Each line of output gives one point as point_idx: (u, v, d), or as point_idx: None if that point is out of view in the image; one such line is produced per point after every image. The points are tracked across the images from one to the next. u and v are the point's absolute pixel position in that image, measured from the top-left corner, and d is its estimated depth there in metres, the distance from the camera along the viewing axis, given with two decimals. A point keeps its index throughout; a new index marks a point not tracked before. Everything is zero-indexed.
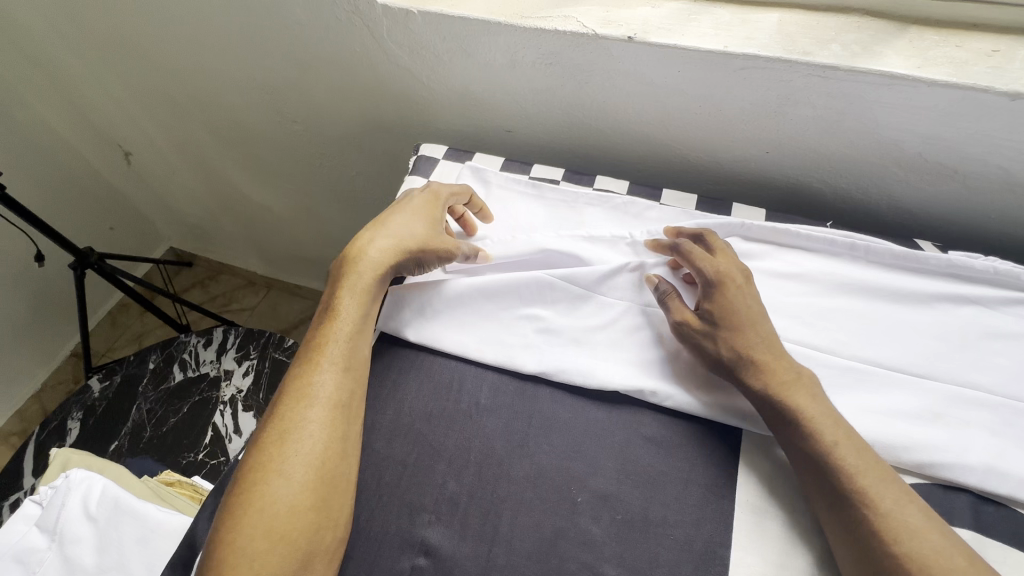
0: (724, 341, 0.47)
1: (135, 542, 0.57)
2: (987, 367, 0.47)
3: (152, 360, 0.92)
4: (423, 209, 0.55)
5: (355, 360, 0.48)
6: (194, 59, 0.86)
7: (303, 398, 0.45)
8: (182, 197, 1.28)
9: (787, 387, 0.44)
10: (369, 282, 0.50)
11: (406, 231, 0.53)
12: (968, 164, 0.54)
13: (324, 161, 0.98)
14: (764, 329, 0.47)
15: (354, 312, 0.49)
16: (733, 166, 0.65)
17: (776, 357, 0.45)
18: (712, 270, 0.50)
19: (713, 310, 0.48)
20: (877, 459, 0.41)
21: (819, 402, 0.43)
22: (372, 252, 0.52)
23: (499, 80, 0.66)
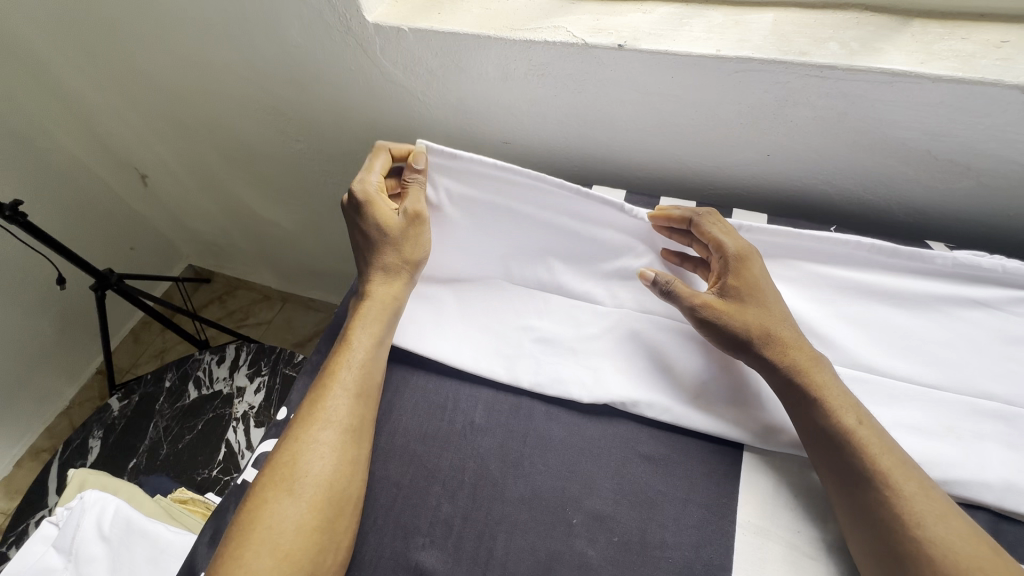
0: (754, 318, 0.45)
1: (146, 562, 0.58)
2: (1003, 376, 0.45)
3: (168, 379, 0.94)
4: (376, 219, 0.52)
5: (369, 387, 0.48)
6: (201, 85, 0.88)
7: (317, 420, 0.45)
8: (197, 215, 1.31)
9: (815, 363, 0.44)
10: (380, 316, 0.51)
11: (390, 248, 0.53)
12: (981, 159, 0.52)
13: (329, 179, 1.00)
14: (779, 305, 0.47)
15: (366, 342, 0.49)
16: (733, 172, 0.63)
17: (795, 334, 0.45)
18: (735, 245, 0.48)
19: (741, 287, 0.47)
20: (898, 446, 0.40)
21: (837, 382, 0.43)
22: (379, 287, 0.52)
23: (493, 93, 0.66)
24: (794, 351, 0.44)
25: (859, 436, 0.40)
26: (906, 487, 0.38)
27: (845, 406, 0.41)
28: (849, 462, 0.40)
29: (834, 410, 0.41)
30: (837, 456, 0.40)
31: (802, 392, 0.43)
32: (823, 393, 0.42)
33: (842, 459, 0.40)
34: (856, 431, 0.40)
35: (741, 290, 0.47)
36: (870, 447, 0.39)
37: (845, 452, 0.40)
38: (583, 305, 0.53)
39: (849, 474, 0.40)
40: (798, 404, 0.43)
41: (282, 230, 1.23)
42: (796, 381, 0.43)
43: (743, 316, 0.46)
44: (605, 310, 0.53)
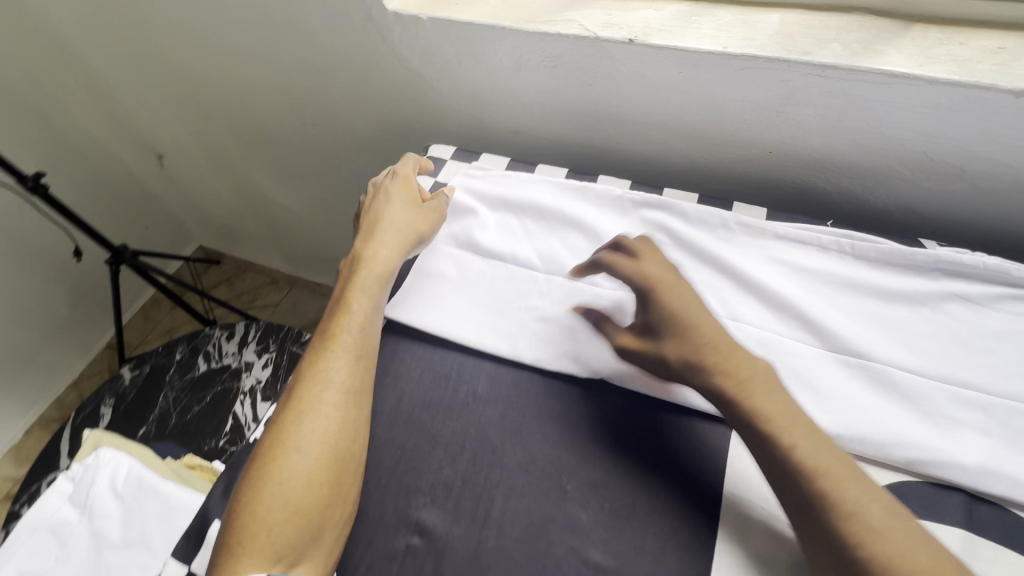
0: (674, 349, 0.45)
1: (156, 519, 0.60)
2: (983, 366, 0.47)
3: (179, 351, 0.97)
4: (402, 193, 0.60)
5: (366, 349, 0.50)
6: (223, 68, 0.91)
7: (319, 382, 0.48)
8: (210, 196, 1.34)
9: (743, 389, 0.42)
10: (380, 282, 0.54)
11: (402, 219, 0.58)
12: (973, 162, 0.54)
13: (341, 163, 1.02)
14: (703, 327, 0.44)
15: (366, 307, 0.52)
16: (734, 166, 0.65)
17: (717, 360, 0.43)
18: (638, 278, 0.48)
19: (654, 317, 0.47)
20: (844, 465, 0.38)
21: (775, 399, 0.41)
22: (382, 250, 0.55)
23: (505, 83, 0.69)
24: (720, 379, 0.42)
25: (806, 457, 0.38)
26: (862, 515, 0.35)
27: (788, 426, 0.39)
28: (799, 492, 0.37)
29: (782, 438, 0.39)
30: (786, 485, 0.38)
31: (745, 417, 0.41)
32: (763, 417, 0.40)
33: (795, 491, 0.38)
34: (806, 459, 0.38)
35: (653, 323, 0.46)
36: (821, 470, 0.37)
37: (793, 482, 0.38)
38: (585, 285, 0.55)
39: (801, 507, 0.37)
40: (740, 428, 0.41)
41: (294, 214, 1.25)
42: (733, 409, 0.42)
43: (660, 351, 0.46)
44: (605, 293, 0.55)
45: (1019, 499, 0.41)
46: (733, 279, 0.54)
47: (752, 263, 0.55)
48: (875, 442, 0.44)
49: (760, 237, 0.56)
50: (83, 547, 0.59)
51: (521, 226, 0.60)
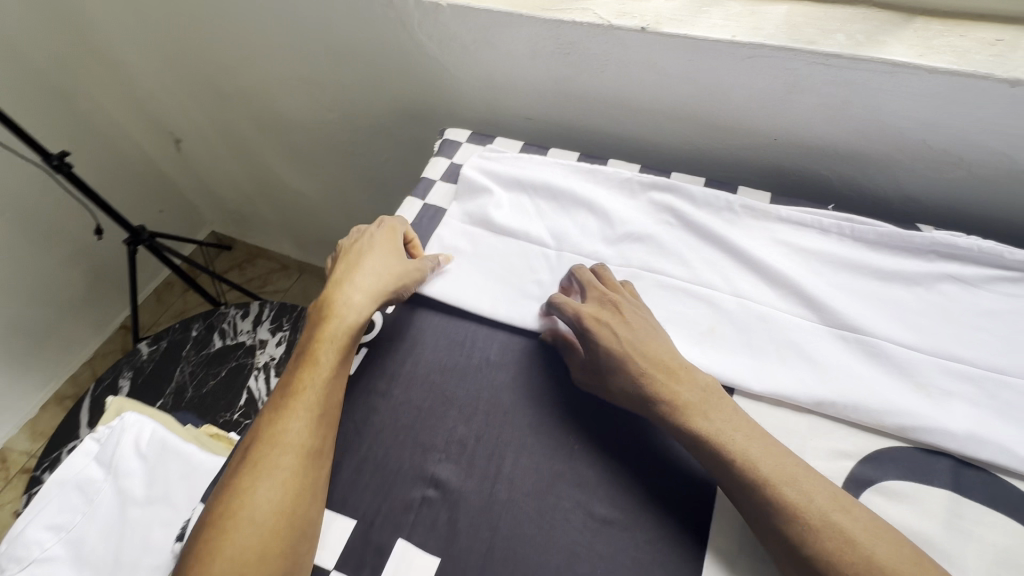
0: (615, 383, 0.47)
1: (179, 478, 0.63)
2: (973, 342, 0.49)
3: (195, 328, 1.00)
4: (384, 243, 0.57)
5: (329, 406, 0.48)
6: (244, 54, 0.94)
7: (276, 443, 0.45)
8: (224, 182, 1.37)
9: (686, 412, 0.44)
10: (348, 335, 0.51)
11: (382, 268, 0.55)
12: (969, 150, 0.56)
13: (355, 149, 1.05)
14: (636, 361, 0.46)
15: (331, 361, 0.49)
16: (739, 153, 0.67)
17: (652, 395, 0.45)
18: (573, 314, 0.50)
19: (594, 354, 0.49)
20: (794, 464, 0.41)
21: (721, 417, 0.43)
22: (356, 304, 0.52)
23: (520, 69, 0.71)
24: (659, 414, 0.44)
25: (753, 467, 0.40)
26: (810, 516, 0.38)
27: (732, 444, 0.41)
28: (752, 500, 0.40)
29: (727, 455, 0.41)
30: (738, 493, 0.41)
31: (690, 442, 0.43)
32: (706, 440, 0.42)
33: (748, 499, 0.40)
34: (752, 471, 0.40)
35: (593, 359, 0.49)
36: (767, 478, 0.40)
37: (744, 491, 0.40)
38: (593, 262, 0.58)
39: (755, 513, 0.40)
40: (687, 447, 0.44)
41: (307, 199, 1.28)
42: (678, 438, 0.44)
43: (605, 385, 0.48)
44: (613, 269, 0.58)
45: (1004, 464, 0.44)
46: (737, 257, 0.57)
47: (756, 242, 0.57)
48: (869, 410, 0.46)
49: (764, 220, 0.58)
50: (109, 503, 0.62)
51: (532, 206, 0.63)
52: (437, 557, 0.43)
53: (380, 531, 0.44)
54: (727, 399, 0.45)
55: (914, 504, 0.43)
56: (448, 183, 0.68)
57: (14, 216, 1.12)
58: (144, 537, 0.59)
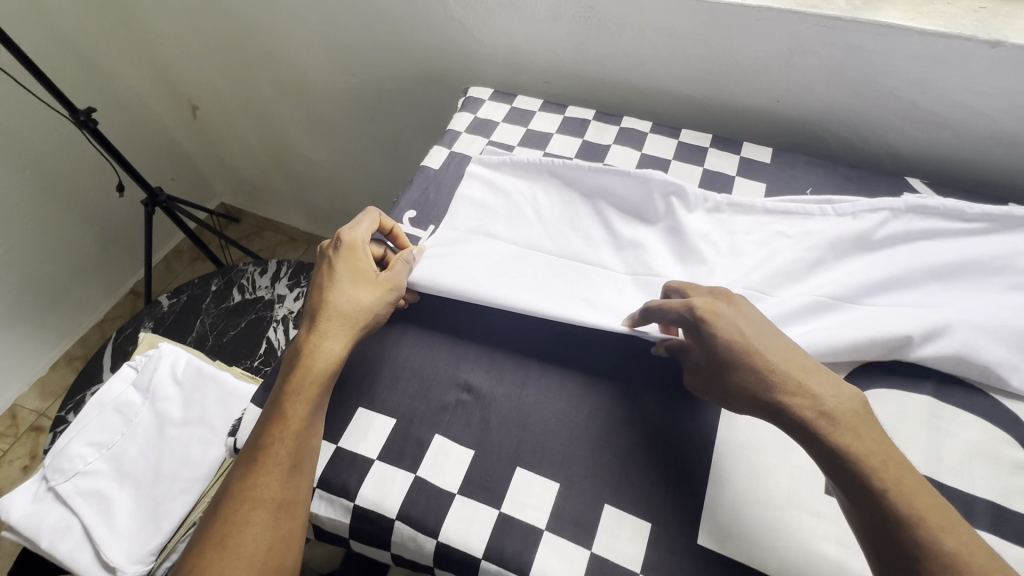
0: (749, 391, 0.42)
1: (214, 402, 0.66)
2: (949, 289, 0.53)
3: (214, 283, 1.03)
4: (350, 269, 0.52)
5: (303, 452, 0.45)
6: (270, 17, 0.97)
7: (247, 499, 0.42)
8: (238, 150, 1.39)
9: (838, 421, 0.38)
10: (322, 378, 0.47)
11: (352, 300, 0.50)
12: (954, 110, 0.61)
13: (374, 115, 1.08)
14: (766, 365, 0.42)
15: (303, 406, 0.46)
16: (745, 113, 0.72)
17: (793, 398, 0.40)
18: (693, 309, 0.45)
19: (719, 356, 0.43)
20: (937, 497, 0.36)
21: (872, 440, 0.38)
22: (328, 342, 0.48)
23: (541, 32, 0.75)
24: (799, 417, 0.39)
25: (904, 499, 0.35)
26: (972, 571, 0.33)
27: (883, 470, 0.36)
28: (889, 532, 0.35)
29: (877, 482, 0.36)
30: (876, 527, 0.35)
31: (829, 457, 0.38)
32: (852, 459, 0.37)
33: (882, 524, 0.35)
34: (905, 505, 0.35)
35: (719, 363, 0.43)
36: (922, 517, 0.35)
37: (892, 525, 0.35)
38: (601, 271, 0.57)
39: (893, 548, 0.35)
40: (819, 461, 0.39)
41: (320, 167, 1.31)
42: (814, 449, 0.39)
43: (735, 393, 0.43)
44: (621, 279, 0.56)
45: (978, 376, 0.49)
46: (731, 273, 0.56)
47: (749, 260, 0.57)
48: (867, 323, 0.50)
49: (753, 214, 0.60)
50: (147, 425, 0.65)
51: (525, 209, 0.62)
52: (472, 450, 0.47)
53: (419, 427, 0.48)
54: (876, 418, 0.39)
55: (900, 409, 0.48)
56: (472, 135, 0.72)
57: (33, 173, 1.14)
58: (185, 453, 0.63)
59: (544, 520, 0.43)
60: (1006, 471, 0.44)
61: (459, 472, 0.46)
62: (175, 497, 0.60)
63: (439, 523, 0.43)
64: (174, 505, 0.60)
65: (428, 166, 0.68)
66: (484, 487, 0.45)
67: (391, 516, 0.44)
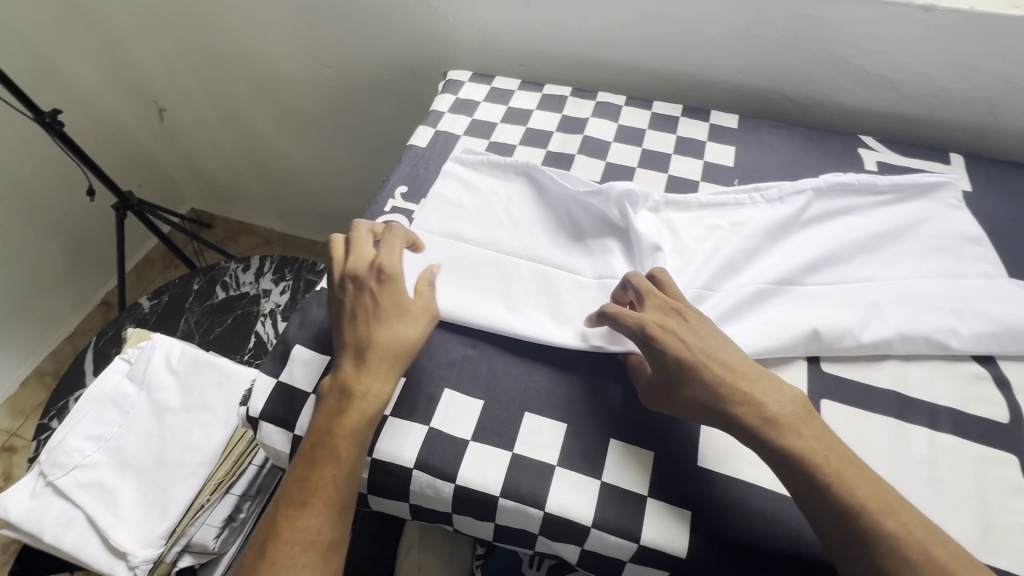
0: (707, 404, 0.42)
1: (214, 387, 0.66)
2: (877, 261, 0.56)
3: (196, 282, 1.02)
4: (391, 298, 0.48)
5: (348, 491, 0.43)
6: (242, 11, 0.98)
7: (293, 543, 0.41)
8: (209, 152, 1.37)
9: (779, 424, 0.41)
10: (370, 418, 0.44)
11: (397, 335, 0.47)
12: (898, 73, 0.67)
13: (350, 106, 1.09)
14: (714, 374, 0.42)
15: (353, 447, 0.43)
16: (711, 85, 0.77)
17: (740, 407, 0.41)
18: (638, 325, 0.45)
19: (670, 370, 0.43)
20: (875, 477, 0.40)
21: (812, 439, 0.40)
22: (376, 380, 0.45)
23: (515, 14, 0.78)
24: (748, 426, 0.41)
25: (849, 491, 0.38)
26: (911, 547, 0.36)
27: (826, 466, 0.39)
28: (840, 523, 0.38)
29: (823, 479, 0.39)
30: (827, 519, 0.38)
31: (779, 461, 0.40)
32: (798, 459, 0.39)
33: (834, 517, 0.38)
34: (851, 497, 0.38)
35: (670, 377, 0.43)
36: (865, 504, 0.38)
37: (840, 517, 0.38)
38: (567, 277, 0.56)
39: (845, 538, 0.38)
40: (771, 464, 0.41)
41: (296, 165, 1.31)
42: (764, 452, 0.41)
43: (693, 405, 0.43)
44: (586, 284, 0.55)
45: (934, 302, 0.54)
46: (679, 274, 0.55)
47: (694, 259, 0.56)
48: (831, 263, 0.55)
49: (690, 212, 0.60)
50: (145, 415, 0.65)
51: (473, 216, 0.61)
52: (482, 400, 0.49)
53: (429, 383, 0.50)
54: (815, 412, 0.42)
55: None
56: (456, 114, 0.74)
57: None
58: (187, 438, 0.63)
59: (556, 456, 0.46)
60: (962, 381, 0.49)
61: (472, 421, 0.48)
62: (181, 481, 0.60)
63: (456, 468, 0.45)
64: (181, 488, 0.60)
65: (415, 145, 0.70)
66: (496, 432, 0.47)
67: (409, 466, 0.46)
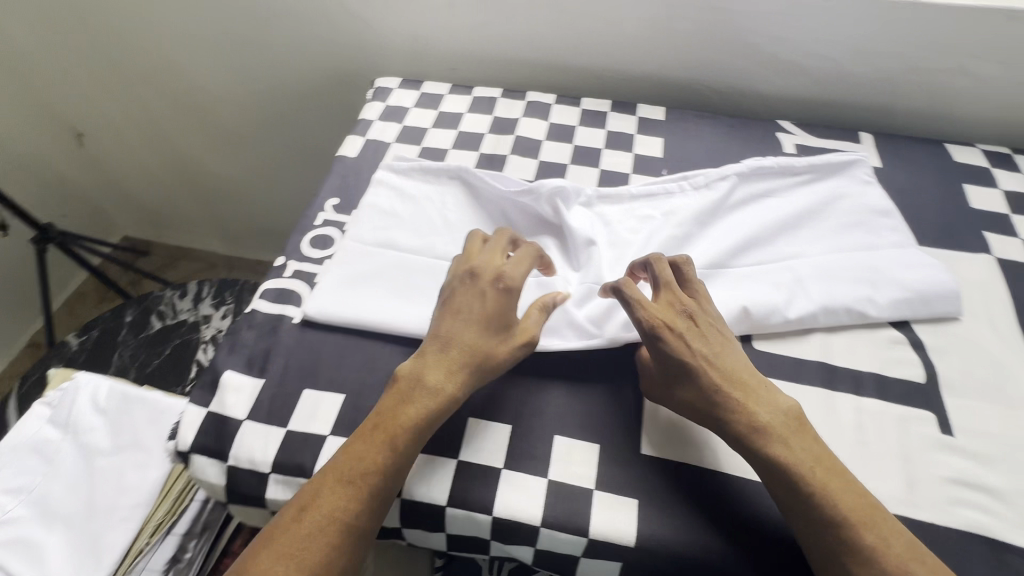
0: (705, 403, 0.43)
1: (148, 423, 0.64)
2: (799, 239, 0.58)
3: (129, 314, 0.97)
4: (492, 305, 0.46)
5: (387, 486, 0.40)
6: (159, 26, 0.93)
7: (315, 511, 0.38)
8: (137, 176, 1.30)
9: (767, 433, 0.41)
10: (431, 417, 0.42)
11: (485, 345, 0.45)
12: (808, 59, 0.71)
13: (282, 119, 1.06)
14: (709, 376, 0.43)
15: (411, 432, 0.41)
16: (638, 80, 0.79)
17: (729, 412, 0.42)
18: (645, 320, 0.45)
19: (665, 364, 0.44)
20: (865, 493, 0.40)
21: (801, 449, 0.41)
22: (447, 386, 0.43)
23: (439, 18, 0.78)
24: (734, 433, 0.41)
25: (832, 503, 0.38)
26: (887, 559, 0.37)
27: (812, 476, 0.39)
28: (821, 535, 0.38)
29: (806, 490, 0.39)
30: (806, 527, 0.39)
31: (765, 469, 0.40)
32: (785, 469, 0.40)
33: (813, 528, 0.38)
34: (837, 508, 0.38)
35: (668, 372, 0.44)
36: (848, 516, 0.38)
37: (819, 527, 0.38)
38: None
39: (823, 549, 0.38)
40: (756, 469, 0.41)
41: (232, 184, 1.26)
42: (752, 460, 0.41)
43: (690, 401, 0.44)
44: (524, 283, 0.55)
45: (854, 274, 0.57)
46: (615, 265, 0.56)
47: (629, 249, 0.57)
48: (758, 244, 0.57)
49: (622, 204, 0.61)
50: (71, 461, 0.60)
51: (407, 223, 0.60)
52: None
53: (368, 397, 0.49)
54: (808, 425, 0.42)
55: None
56: (386, 122, 0.73)
57: None
58: (120, 480, 0.59)
59: (501, 459, 0.46)
60: (883, 346, 0.52)
61: None
62: (115, 526, 0.57)
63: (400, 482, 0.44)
64: (115, 535, 0.56)
65: (345, 156, 0.69)
66: (440, 441, 0.46)
67: None
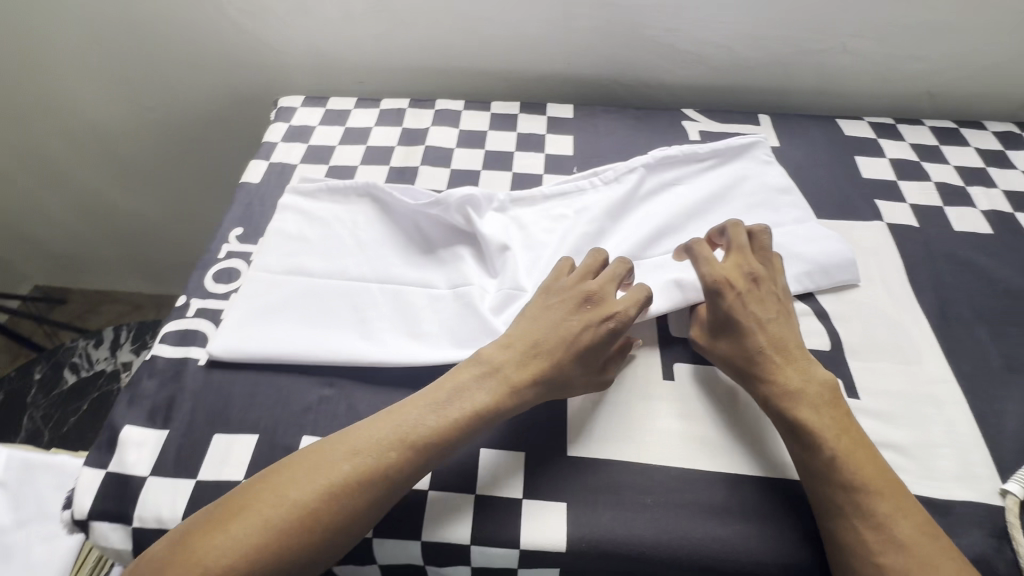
0: (746, 362, 0.45)
1: (55, 491, 0.58)
2: (707, 223, 0.60)
3: (37, 371, 0.88)
4: (591, 336, 0.45)
5: (425, 451, 0.40)
6: (39, 57, 0.86)
7: (350, 443, 0.40)
8: (39, 220, 1.19)
9: (797, 395, 0.43)
10: (495, 411, 0.43)
11: (567, 373, 0.45)
12: (705, 47, 0.73)
13: (192, 146, 1.00)
14: (760, 339, 0.45)
15: (468, 402, 0.42)
16: (545, 80, 0.79)
17: (762, 374, 0.44)
18: (711, 278, 0.48)
19: (721, 319, 0.47)
20: (886, 466, 0.41)
21: (829, 415, 0.42)
22: (518, 400, 0.43)
23: (338, 32, 0.76)
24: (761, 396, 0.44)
25: (849, 467, 0.40)
26: (896, 528, 0.37)
27: (834, 441, 0.41)
28: (829, 497, 0.40)
29: (827, 452, 0.40)
30: (816, 490, 0.40)
31: (786, 426, 0.42)
32: (806, 428, 0.41)
33: (825, 492, 0.40)
34: (855, 473, 0.39)
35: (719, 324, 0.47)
36: (864, 479, 0.39)
37: (830, 487, 0.40)
38: (422, 292, 0.54)
39: (831, 512, 0.39)
40: (782, 431, 0.43)
41: (146, 219, 1.18)
42: (771, 414, 0.43)
43: (729, 354, 0.46)
44: (441, 296, 0.54)
45: None
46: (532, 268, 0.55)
47: (545, 250, 0.56)
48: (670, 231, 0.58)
49: (535, 206, 0.61)
50: None
51: (316, 246, 0.58)
52: None
53: (285, 434, 0.46)
54: (844, 403, 0.43)
55: None
56: (289, 143, 0.70)
57: None
58: (24, 559, 0.54)
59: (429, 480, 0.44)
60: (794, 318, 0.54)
61: None
62: None
63: None
64: None
65: (247, 182, 0.66)
66: None
67: None
